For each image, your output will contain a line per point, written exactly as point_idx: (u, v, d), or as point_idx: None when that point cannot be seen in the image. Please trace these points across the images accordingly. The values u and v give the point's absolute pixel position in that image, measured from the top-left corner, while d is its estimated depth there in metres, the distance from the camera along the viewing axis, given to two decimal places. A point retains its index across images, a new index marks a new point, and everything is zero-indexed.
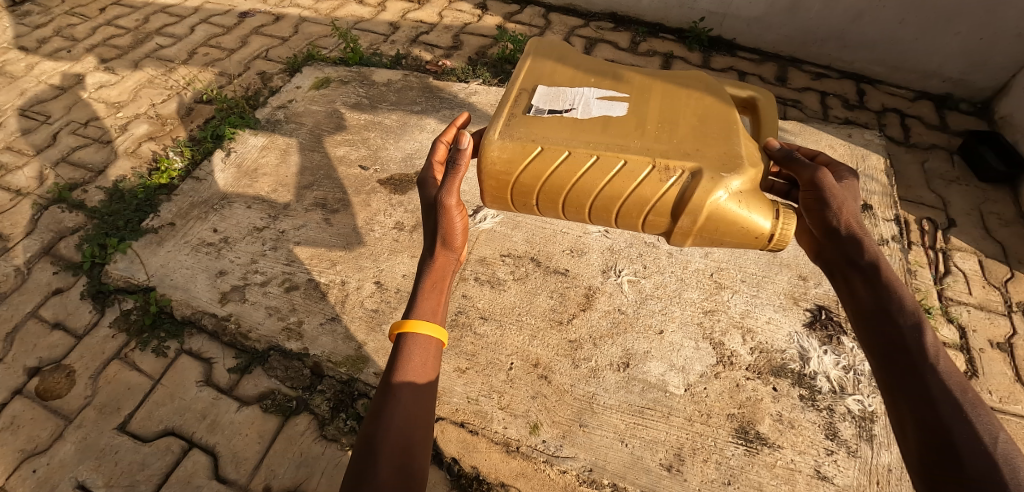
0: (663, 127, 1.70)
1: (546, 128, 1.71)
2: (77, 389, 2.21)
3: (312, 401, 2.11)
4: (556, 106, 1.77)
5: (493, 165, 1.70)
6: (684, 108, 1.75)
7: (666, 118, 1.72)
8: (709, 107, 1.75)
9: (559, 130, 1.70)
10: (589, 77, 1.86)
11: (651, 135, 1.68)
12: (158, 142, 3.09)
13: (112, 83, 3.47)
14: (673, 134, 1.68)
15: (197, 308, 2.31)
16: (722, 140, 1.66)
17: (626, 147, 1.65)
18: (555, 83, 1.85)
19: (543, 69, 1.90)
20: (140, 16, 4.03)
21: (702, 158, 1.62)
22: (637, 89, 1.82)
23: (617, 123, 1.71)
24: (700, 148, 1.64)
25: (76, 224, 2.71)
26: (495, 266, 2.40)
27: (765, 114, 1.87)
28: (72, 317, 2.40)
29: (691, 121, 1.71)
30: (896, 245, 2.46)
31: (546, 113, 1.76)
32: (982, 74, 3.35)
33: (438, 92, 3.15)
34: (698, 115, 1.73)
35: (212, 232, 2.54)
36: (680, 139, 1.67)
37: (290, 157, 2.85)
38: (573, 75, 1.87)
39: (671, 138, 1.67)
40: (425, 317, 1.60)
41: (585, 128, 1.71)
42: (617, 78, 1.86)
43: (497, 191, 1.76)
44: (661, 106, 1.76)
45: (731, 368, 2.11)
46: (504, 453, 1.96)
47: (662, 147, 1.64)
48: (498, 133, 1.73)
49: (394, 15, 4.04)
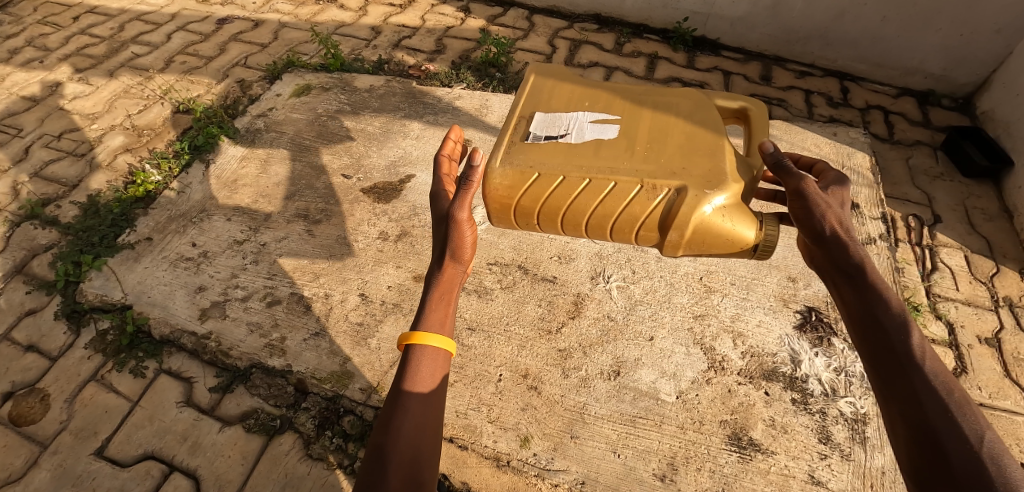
0: (653, 146, 1.67)
1: (543, 153, 1.69)
2: (52, 414, 2.14)
3: (297, 420, 2.06)
4: (553, 131, 1.75)
5: (496, 191, 1.69)
6: (676, 124, 1.71)
7: (657, 136, 1.70)
8: (698, 122, 1.72)
9: (554, 155, 1.68)
10: (584, 99, 1.83)
11: (641, 155, 1.65)
12: (134, 154, 3.00)
13: (87, 94, 3.38)
14: (663, 153, 1.65)
15: (176, 326, 2.24)
16: (710, 156, 1.63)
17: (618, 169, 1.62)
18: (552, 108, 1.82)
19: (539, 93, 1.89)
20: (115, 24, 3.93)
21: (689, 176, 1.59)
22: (628, 109, 1.78)
23: (609, 145, 1.68)
24: (688, 164, 1.62)
25: (50, 241, 2.63)
26: (482, 275, 2.36)
27: (761, 126, 1.82)
28: (46, 339, 2.32)
29: (681, 137, 1.68)
30: (883, 243, 2.44)
31: (543, 139, 1.73)
32: (962, 70, 3.36)
33: (421, 97, 3.11)
34: (688, 130, 1.70)
35: (191, 247, 2.48)
36: (670, 157, 1.64)
37: (271, 168, 2.79)
38: (570, 98, 1.84)
39: (661, 156, 1.64)
40: (433, 329, 1.55)
41: (577, 150, 1.68)
42: (609, 100, 1.82)
43: (501, 214, 1.73)
44: (653, 125, 1.72)
45: (723, 374, 2.08)
46: (495, 468, 1.92)
47: (654, 169, 1.62)
48: (499, 161, 1.70)
49: (376, 19, 3.99)
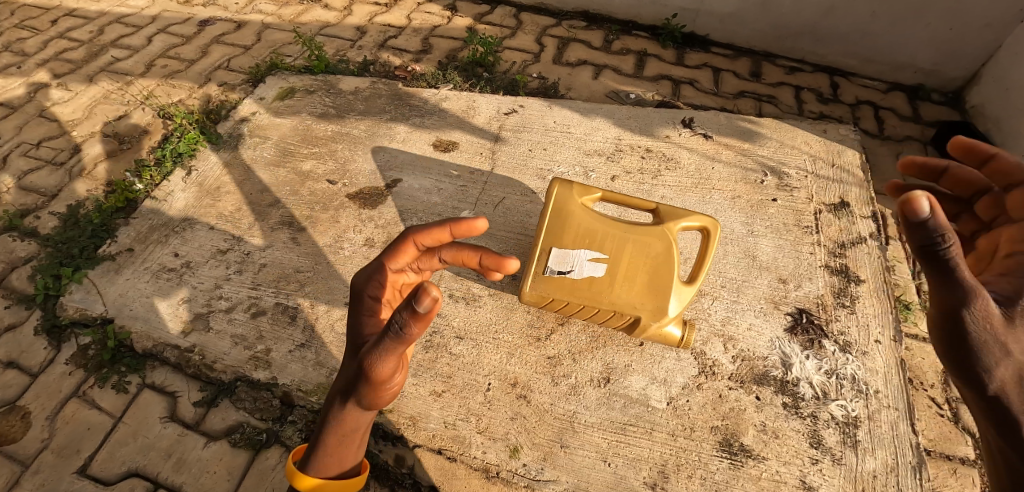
0: (630, 281, 1.97)
1: (557, 285, 2.01)
2: (33, 432, 2.11)
3: (284, 433, 2.05)
4: (562, 263, 2.00)
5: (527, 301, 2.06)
6: (652, 263, 1.97)
7: (636, 270, 1.97)
8: (663, 260, 1.97)
9: (562, 287, 2.00)
10: (597, 226, 2.00)
11: (619, 289, 1.97)
12: (114, 162, 2.95)
13: (66, 100, 3.31)
14: (635, 288, 1.97)
15: (158, 340, 2.20)
16: (660, 294, 1.96)
17: (603, 304, 1.98)
18: (568, 236, 2.01)
19: (561, 213, 2.03)
20: (94, 27, 3.86)
21: (647, 310, 1.96)
22: (622, 239, 1.99)
23: (597, 279, 1.98)
24: (648, 300, 1.96)
25: (29, 253, 2.59)
26: (470, 282, 2.33)
27: (712, 243, 2.03)
28: (26, 355, 2.29)
29: (647, 278, 1.97)
30: (874, 242, 2.41)
31: (555, 272, 2.01)
32: (951, 64, 3.34)
33: (407, 99, 3.06)
34: (655, 269, 1.97)
35: (173, 257, 2.44)
36: (638, 292, 1.97)
37: (254, 174, 2.74)
38: (582, 228, 2.01)
39: (632, 291, 1.97)
40: (328, 474, 1.59)
41: (574, 287, 1.99)
42: (609, 227, 2.00)
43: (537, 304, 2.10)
44: (636, 268, 1.97)
45: (713, 379, 2.07)
46: (484, 479, 1.90)
47: (626, 306, 1.97)
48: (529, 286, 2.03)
49: (361, 18, 3.93)
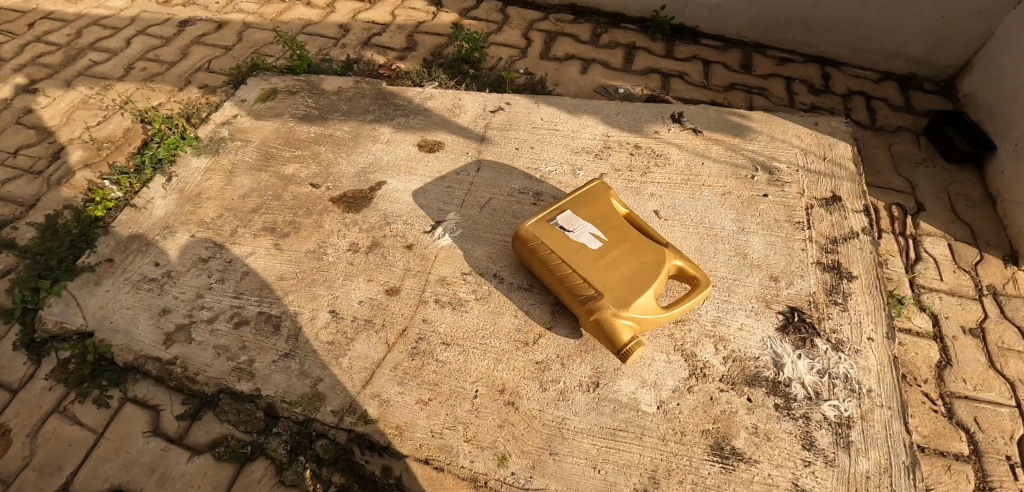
0: (614, 264, 2.07)
1: (553, 236, 2.16)
2: (14, 450, 2.09)
3: (268, 445, 2.02)
4: (568, 224, 2.19)
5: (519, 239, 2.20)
6: (637, 265, 2.07)
7: (624, 260, 2.08)
8: (651, 270, 2.05)
9: (556, 239, 2.15)
10: (614, 220, 2.20)
11: (603, 267, 2.06)
12: (94, 170, 2.90)
13: (43, 106, 3.25)
14: (615, 270, 2.05)
15: (139, 353, 2.16)
16: (632, 290, 2.00)
17: (582, 271, 2.06)
18: (586, 213, 2.22)
19: (588, 196, 2.29)
20: (71, 30, 3.78)
21: (611, 293, 2.00)
22: (626, 236, 2.15)
23: (588, 251, 2.10)
24: (619, 284, 2.02)
25: (6, 266, 2.55)
26: (456, 286, 2.29)
27: (697, 295, 2.06)
28: (5, 370, 2.27)
29: (629, 272, 2.04)
30: (866, 237, 2.37)
31: (558, 226, 2.19)
32: (943, 52, 3.30)
33: (391, 98, 3.01)
34: (641, 270, 2.05)
35: (154, 267, 2.39)
36: (615, 275, 2.04)
37: (235, 179, 2.69)
38: (603, 215, 2.22)
39: (612, 271, 2.05)
40: None
41: (569, 245, 2.13)
42: (621, 225, 2.19)
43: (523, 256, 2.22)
44: (623, 259, 2.08)
45: (704, 381, 2.04)
46: (472, 489, 1.87)
47: (596, 280, 2.03)
48: (533, 224, 2.21)
49: (344, 16, 3.86)
